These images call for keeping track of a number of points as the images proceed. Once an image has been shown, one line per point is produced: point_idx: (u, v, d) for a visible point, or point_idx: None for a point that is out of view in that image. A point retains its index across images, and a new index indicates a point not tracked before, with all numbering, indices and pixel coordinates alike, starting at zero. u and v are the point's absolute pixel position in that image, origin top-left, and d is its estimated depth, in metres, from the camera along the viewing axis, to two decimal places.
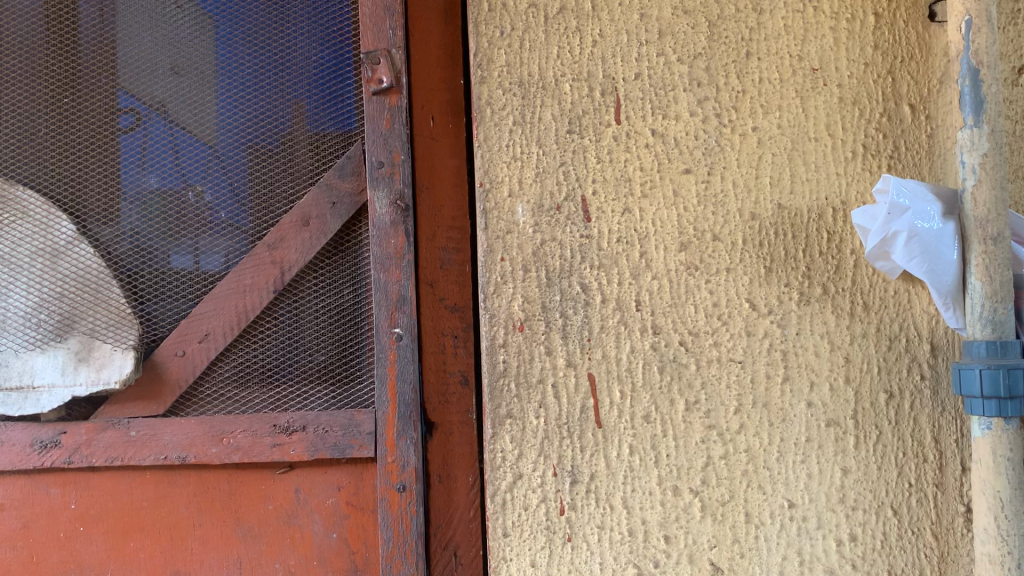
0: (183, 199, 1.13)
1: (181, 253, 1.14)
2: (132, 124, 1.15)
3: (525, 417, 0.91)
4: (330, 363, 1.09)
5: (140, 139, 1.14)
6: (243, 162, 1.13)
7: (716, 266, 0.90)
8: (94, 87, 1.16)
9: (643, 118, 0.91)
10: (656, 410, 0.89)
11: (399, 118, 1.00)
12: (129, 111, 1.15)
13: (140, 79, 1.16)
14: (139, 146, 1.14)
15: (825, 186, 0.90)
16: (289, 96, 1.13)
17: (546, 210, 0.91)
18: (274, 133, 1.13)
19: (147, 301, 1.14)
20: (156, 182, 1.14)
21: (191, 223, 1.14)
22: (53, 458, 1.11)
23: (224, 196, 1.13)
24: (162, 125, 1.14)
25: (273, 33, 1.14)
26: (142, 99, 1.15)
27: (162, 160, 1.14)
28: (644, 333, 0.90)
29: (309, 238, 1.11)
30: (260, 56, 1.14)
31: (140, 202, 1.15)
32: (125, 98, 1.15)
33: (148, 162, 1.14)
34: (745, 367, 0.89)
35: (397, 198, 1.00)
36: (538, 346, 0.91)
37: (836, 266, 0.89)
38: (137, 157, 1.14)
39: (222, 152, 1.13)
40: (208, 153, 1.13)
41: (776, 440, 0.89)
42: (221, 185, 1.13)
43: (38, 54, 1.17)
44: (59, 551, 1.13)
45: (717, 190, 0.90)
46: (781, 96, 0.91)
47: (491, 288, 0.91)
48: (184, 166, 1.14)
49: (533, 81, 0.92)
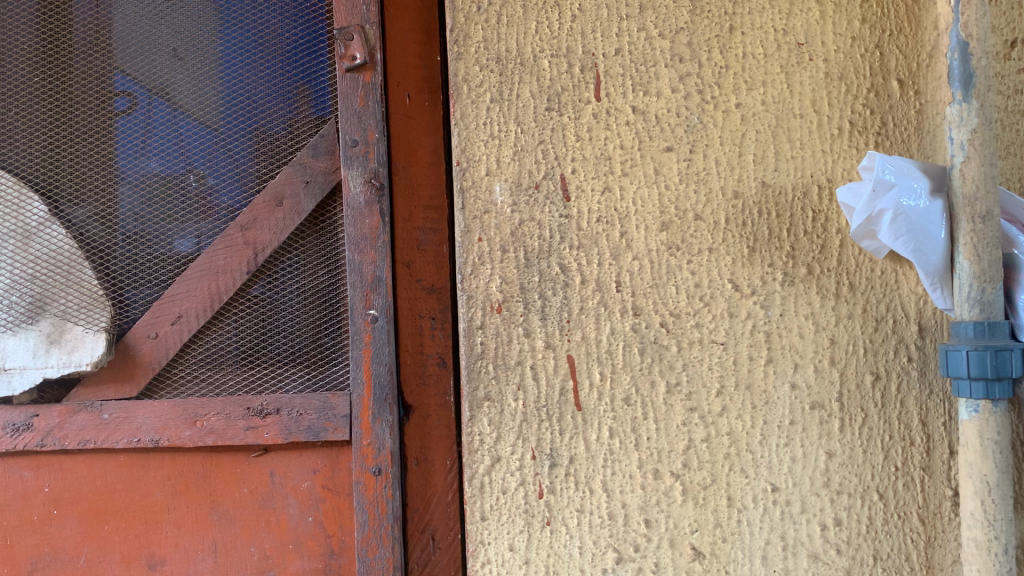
0: (185, 184, 1.13)
1: (183, 236, 1.13)
2: (129, 106, 1.14)
3: (503, 399, 0.89)
4: (313, 347, 1.08)
5: (141, 123, 1.14)
6: (246, 147, 1.12)
7: (698, 246, 0.88)
8: (89, 68, 1.15)
9: (623, 95, 0.89)
10: (637, 392, 0.88)
11: (373, 96, 0.98)
12: (126, 94, 1.14)
13: (138, 62, 1.15)
14: (140, 128, 1.14)
15: (810, 164, 0.88)
16: (273, 76, 1.11)
17: (525, 189, 0.89)
18: (269, 117, 1.11)
19: (122, 283, 1.13)
20: (158, 167, 1.13)
21: (194, 207, 1.13)
22: (28, 440, 1.11)
23: (228, 179, 1.12)
24: (164, 109, 1.14)
25: (265, 14, 1.12)
26: (142, 83, 1.14)
27: (164, 145, 1.13)
28: (624, 314, 0.88)
29: (281, 219, 1.09)
30: (243, 39, 1.12)
31: (141, 186, 1.13)
32: (121, 81, 1.14)
33: (149, 146, 1.13)
34: (728, 348, 0.88)
35: (372, 176, 0.98)
36: (517, 328, 0.89)
37: (821, 246, 0.88)
38: (139, 141, 1.14)
39: (226, 137, 1.12)
40: (213, 139, 1.12)
41: (759, 422, 0.88)
42: (223, 168, 1.12)
43: (31, 34, 1.15)
44: (36, 533, 1.13)
45: (699, 168, 0.88)
46: (765, 72, 0.89)
47: (469, 268, 0.90)
48: (188, 151, 1.13)
49: (511, 56, 0.90)
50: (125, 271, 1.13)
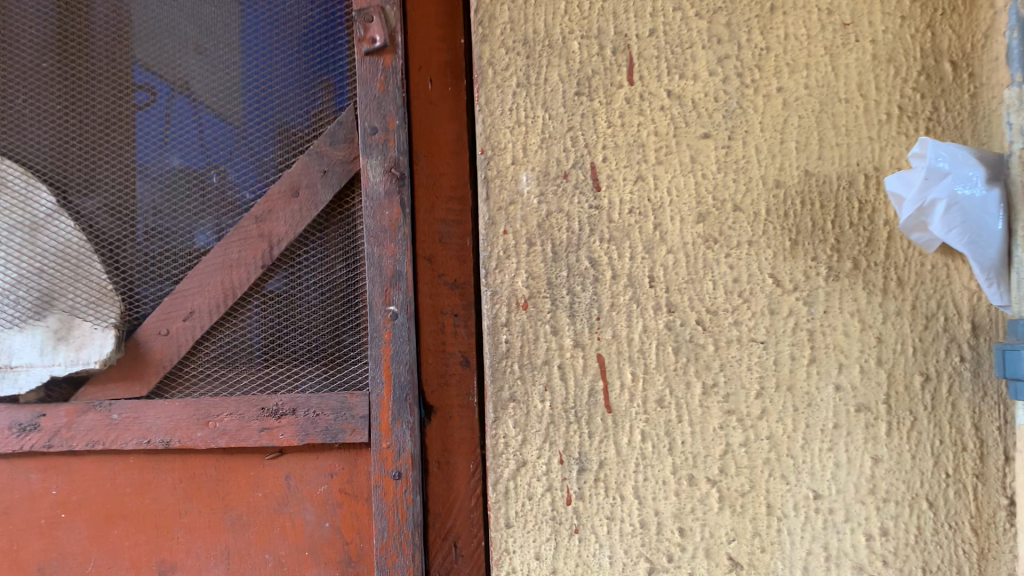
0: (206, 179, 1.09)
1: (203, 231, 1.09)
2: (149, 99, 1.11)
3: (529, 400, 0.85)
4: (327, 349, 1.04)
5: (161, 116, 1.11)
6: (268, 141, 1.08)
7: (737, 239, 0.83)
8: (108, 59, 1.12)
9: (658, 78, 0.84)
10: (671, 394, 0.83)
11: (393, 81, 0.94)
12: (145, 86, 1.11)
13: (158, 54, 1.12)
14: (160, 121, 1.11)
15: (856, 151, 0.83)
16: (294, 67, 1.08)
17: (553, 178, 0.85)
18: (290, 108, 1.07)
19: (135, 278, 1.10)
20: (179, 162, 1.10)
21: (214, 202, 1.09)
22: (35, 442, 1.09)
23: (249, 173, 1.08)
24: (186, 103, 1.11)
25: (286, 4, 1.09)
26: (162, 75, 1.11)
27: (186, 139, 1.10)
28: (658, 311, 0.83)
29: (298, 210, 1.05)
30: (265, 30, 1.09)
31: (161, 180, 1.10)
32: (140, 73, 1.11)
33: (171, 140, 1.10)
34: (768, 348, 0.83)
35: (392, 166, 0.94)
36: (544, 324, 0.84)
37: (867, 239, 0.82)
38: (159, 134, 1.11)
39: (248, 131, 1.09)
40: (235, 133, 1.09)
41: (801, 426, 0.83)
42: (245, 162, 1.09)
43: (51, 25, 1.13)
44: (45, 536, 1.12)
45: (738, 155, 0.83)
46: (809, 53, 0.84)
47: (493, 263, 0.86)
48: (209, 145, 1.10)
49: (538, 38, 0.86)
50: (145, 267, 1.10)
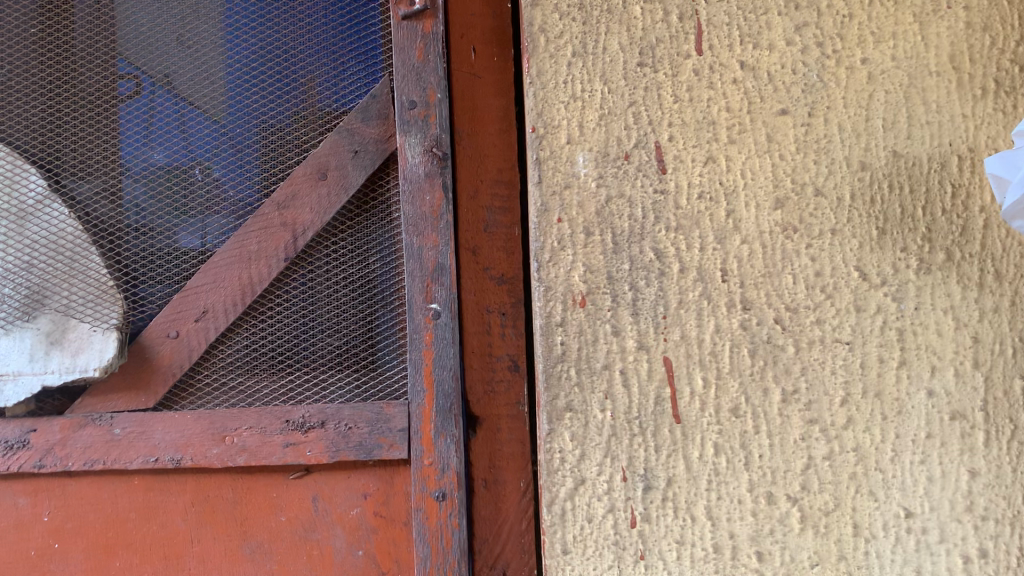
0: (190, 176, 1.05)
1: (189, 230, 1.05)
2: (134, 91, 1.07)
3: (588, 409, 0.75)
4: (341, 351, 1.00)
5: (145, 110, 1.06)
6: (255, 140, 1.04)
7: (819, 228, 0.74)
8: (90, 49, 1.07)
9: (729, 48, 0.75)
10: (748, 402, 0.74)
11: (433, 49, 0.93)
12: (130, 77, 1.07)
13: (143, 45, 1.07)
14: (144, 115, 1.06)
15: (948, 130, 0.73)
16: (286, 65, 1.04)
17: (613, 160, 0.75)
18: (282, 107, 1.04)
19: (128, 275, 1.05)
20: (163, 157, 1.05)
21: (200, 199, 1.05)
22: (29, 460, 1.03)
23: (236, 172, 1.05)
24: (168, 98, 1.06)
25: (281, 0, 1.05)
26: (145, 69, 1.07)
27: (168, 135, 1.06)
28: (731, 309, 0.74)
29: (325, 194, 1.01)
30: (258, 24, 1.05)
31: (144, 176, 1.05)
32: (123, 64, 1.07)
33: (154, 134, 1.06)
34: (854, 349, 0.74)
35: (433, 144, 0.92)
36: (604, 323, 0.75)
37: (961, 228, 0.73)
38: (143, 128, 1.06)
39: (232, 130, 1.04)
40: (217, 130, 1.05)
41: (890, 436, 0.73)
42: (234, 160, 1.04)
43: (28, 14, 1.08)
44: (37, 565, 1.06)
45: (820, 134, 0.74)
46: (896, 22, 0.74)
47: (547, 255, 0.76)
48: (191, 141, 1.05)
49: (595, 2, 0.76)
50: (128, 267, 1.05)
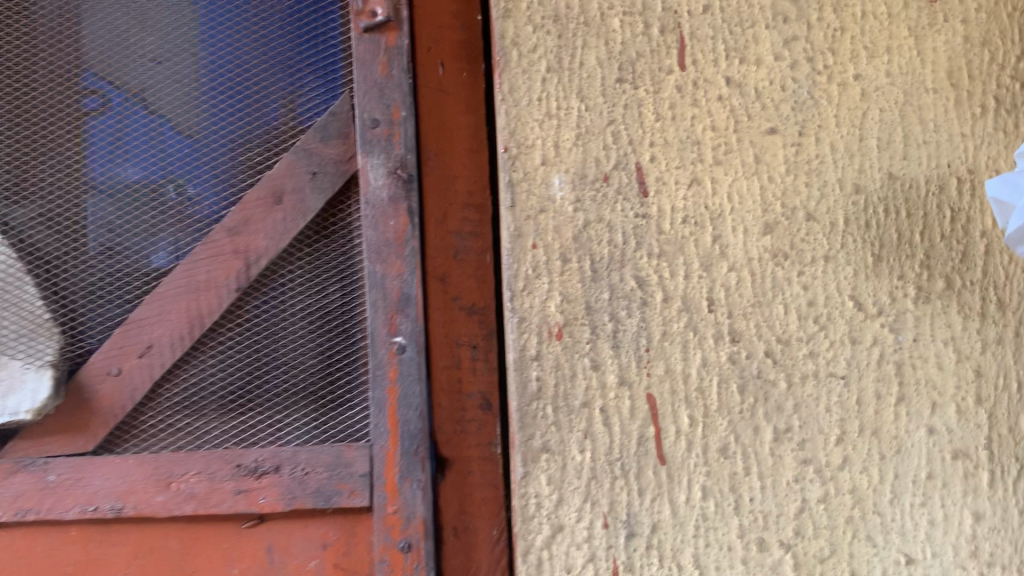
0: (160, 194, 0.87)
1: (159, 253, 0.87)
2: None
3: (565, 450, 0.69)
4: (319, 379, 0.93)
5: (113, 124, 0.89)
6: (227, 161, 0.87)
7: (811, 254, 0.69)
8: None
9: (714, 63, 0.70)
10: (737, 441, 0.69)
11: (398, 63, 0.79)
12: (94, 92, 0.89)
13: None
14: (111, 133, 0.89)
15: (946, 150, 0.70)
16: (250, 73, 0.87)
17: (591, 181, 0.70)
18: (254, 122, 0.87)
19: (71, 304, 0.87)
20: (133, 172, 0.88)
21: (172, 221, 0.87)
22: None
23: (207, 184, 0.87)
24: (140, 113, 0.89)
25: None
26: (109, 76, 0.89)
27: (141, 148, 0.88)
28: (719, 342, 0.69)
29: (281, 219, 0.84)
30: (219, 24, 0.88)
31: (111, 194, 0.87)
32: (85, 72, 0.89)
33: (124, 148, 0.88)
34: (850, 384, 0.69)
35: (397, 168, 0.79)
36: (581, 357, 0.69)
37: (961, 253, 0.69)
38: (109, 144, 0.88)
39: (207, 144, 0.87)
40: (191, 144, 0.87)
41: (889, 476, 0.69)
42: (191, 162, 0.87)
43: None
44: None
45: (811, 155, 0.70)
46: (890, 36, 0.70)
47: (521, 283, 0.69)
48: (167, 155, 0.87)
49: (571, 13, 0.70)
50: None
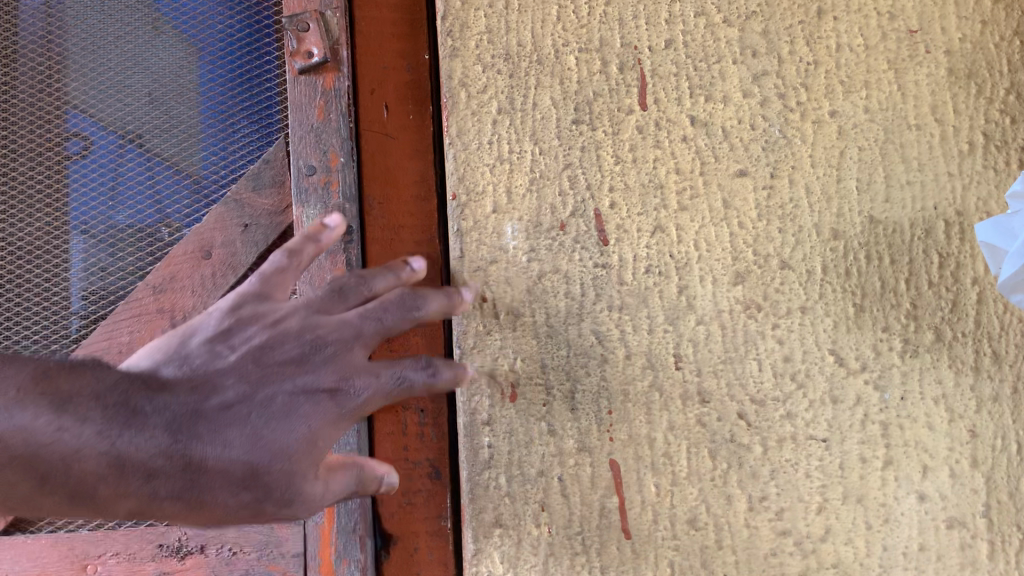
0: (155, 236, 0.97)
1: None
2: (84, 150, 1.01)
3: (521, 524, 0.65)
4: None
5: (111, 170, 1.00)
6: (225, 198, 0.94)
7: (786, 305, 0.64)
8: (33, 106, 1.03)
9: (678, 101, 0.66)
10: (707, 512, 0.63)
11: (336, 106, 0.75)
12: (79, 136, 1.01)
13: (91, 97, 1.01)
14: (109, 177, 1.00)
15: (932, 191, 0.63)
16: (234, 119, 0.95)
17: (547, 231, 0.66)
18: (238, 162, 0.94)
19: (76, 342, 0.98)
20: (126, 218, 0.98)
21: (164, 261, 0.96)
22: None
23: None
24: (135, 157, 0.99)
25: (227, 53, 0.96)
26: (104, 126, 1.01)
27: (135, 193, 0.99)
28: (687, 402, 0.64)
29: (210, 273, 0.92)
30: (210, 79, 0.97)
31: (108, 237, 0.99)
32: (73, 117, 1.01)
33: (119, 195, 0.99)
34: (832, 448, 0.63)
35: (335, 216, 0.74)
36: (538, 421, 0.65)
37: (951, 303, 0.62)
38: (108, 190, 1.00)
39: (204, 185, 0.96)
40: (188, 185, 0.96)
41: (875, 550, 0.62)
42: (183, 205, 0.97)
43: None
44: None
45: (785, 198, 0.64)
46: (867, 70, 0.65)
47: (471, 342, 0.66)
48: (163, 201, 0.97)
49: (524, 51, 0.67)
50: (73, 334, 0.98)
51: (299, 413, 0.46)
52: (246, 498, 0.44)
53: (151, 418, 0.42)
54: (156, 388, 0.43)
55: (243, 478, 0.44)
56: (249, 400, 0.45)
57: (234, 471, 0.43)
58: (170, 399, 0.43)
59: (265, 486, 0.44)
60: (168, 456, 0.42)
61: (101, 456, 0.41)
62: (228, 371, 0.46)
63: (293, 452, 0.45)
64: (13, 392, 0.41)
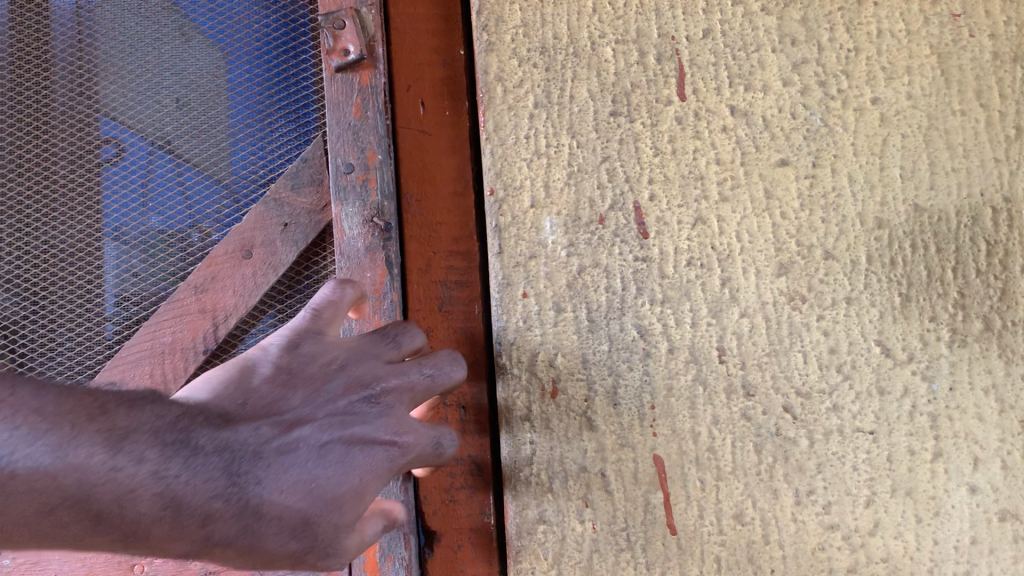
0: (188, 240, 0.98)
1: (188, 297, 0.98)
2: (115, 156, 1.01)
3: (564, 521, 0.65)
4: None
5: (141, 175, 1.00)
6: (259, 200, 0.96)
7: (831, 297, 0.63)
8: (68, 114, 1.03)
9: (717, 91, 0.65)
10: (753, 506, 0.63)
11: (373, 104, 0.74)
12: (113, 142, 1.02)
13: (124, 104, 1.02)
14: (140, 180, 1.00)
15: (978, 177, 0.61)
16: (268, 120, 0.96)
17: (586, 224, 0.65)
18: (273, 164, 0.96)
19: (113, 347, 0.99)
20: (158, 222, 0.99)
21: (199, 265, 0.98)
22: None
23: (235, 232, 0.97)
24: (165, 161, 1.00)
25: (258, 55, 0.97)
26: (135, 131, 1.01)
27: (167, 197, 0.99)
28: (730, 396, 0.63)
29: (251, 273, 0.92)
30: (242, 81, 0.98)
31: (140, 242, 0.99)
32: (107, 125, 1.02)
33: (150, 200, 1.00)
34: (879, 441, 0.62)
35: (372, 213, 0.72)
36: (579, 416, 0.65)
37: (1000, 291, 0.60)
38: (139, 195, 1.00)
39: (235, 188, 0.97)
40: (220, 189, 0.97)
41: (926, 543, 0.60)
42: (216, 209, 0.98)
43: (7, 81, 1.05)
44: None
45: (828, 187, 0.63)
46: (910, 55, 0.63)
47: (511, 338, 0.66)
48: (195, 204, 0.98)
49: (560, 44, 0.67)
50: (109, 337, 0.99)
51: (351, 457, 0.52)
52: (294, 547, 0.49)
53: (207, 461, 0.46)
54: (217, 424, 0.49)
55: (296, 527, 0.48)
56: (303, 449, 0.51)
57: (288, 517, 0.48)
58: (225, 439, 0.48)
59: (315, 535, 0.49)
60: (228, 500, 0.46)
61: (158, 496, 0.44)
62: (282, 421, 0.52)
63: (345, 499, 0.51)
64: (68, 426, 0.44)
